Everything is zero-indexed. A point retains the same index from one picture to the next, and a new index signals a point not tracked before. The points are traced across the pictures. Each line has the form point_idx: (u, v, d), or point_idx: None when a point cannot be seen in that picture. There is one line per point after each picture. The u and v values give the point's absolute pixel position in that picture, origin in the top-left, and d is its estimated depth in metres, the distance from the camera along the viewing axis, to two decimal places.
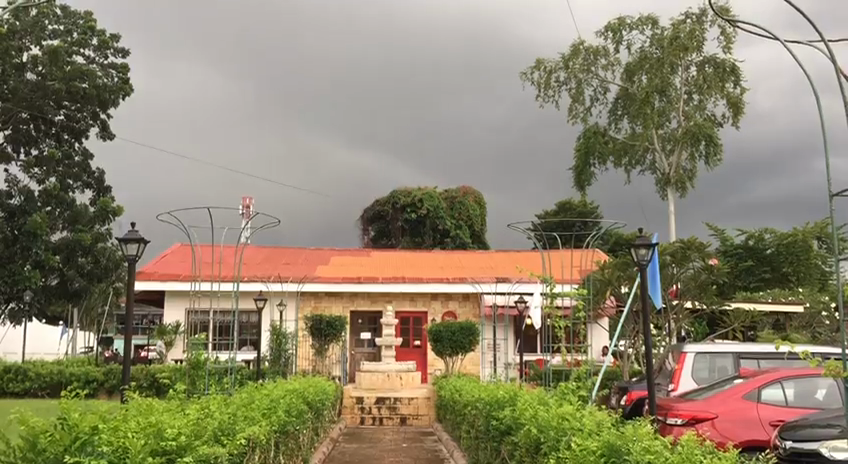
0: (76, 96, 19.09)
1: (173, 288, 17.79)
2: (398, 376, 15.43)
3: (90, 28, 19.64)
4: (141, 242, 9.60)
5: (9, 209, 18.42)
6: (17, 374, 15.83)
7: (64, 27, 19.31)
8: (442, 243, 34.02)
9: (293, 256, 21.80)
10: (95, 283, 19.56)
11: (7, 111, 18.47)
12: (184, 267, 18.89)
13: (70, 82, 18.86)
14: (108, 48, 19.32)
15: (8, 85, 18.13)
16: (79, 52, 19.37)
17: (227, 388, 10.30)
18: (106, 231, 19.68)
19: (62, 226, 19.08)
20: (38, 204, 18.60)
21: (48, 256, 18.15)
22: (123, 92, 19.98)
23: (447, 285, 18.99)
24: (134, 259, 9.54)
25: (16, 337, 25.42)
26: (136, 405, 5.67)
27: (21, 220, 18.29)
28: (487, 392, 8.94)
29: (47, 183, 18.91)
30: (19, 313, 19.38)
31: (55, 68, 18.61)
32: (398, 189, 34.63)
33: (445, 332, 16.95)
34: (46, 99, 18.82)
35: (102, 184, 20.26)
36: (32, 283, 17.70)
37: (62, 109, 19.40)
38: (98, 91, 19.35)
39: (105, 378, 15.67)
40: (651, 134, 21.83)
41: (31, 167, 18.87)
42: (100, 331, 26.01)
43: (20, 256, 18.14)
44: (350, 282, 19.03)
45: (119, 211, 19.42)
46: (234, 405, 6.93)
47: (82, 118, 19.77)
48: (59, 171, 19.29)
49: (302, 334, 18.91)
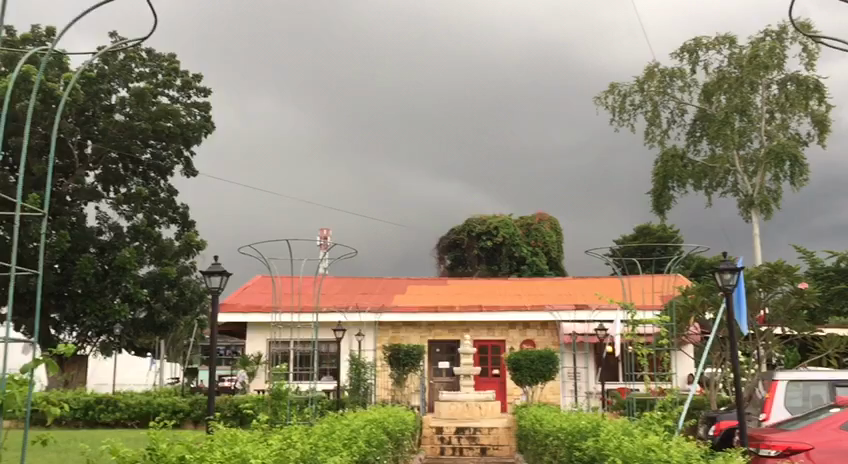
0: (161, 135, 19.65)
1: (256, 320, 18.12)
2: (478, 406, 15.26)
3: (174, 69, 20.38)
4: (223, 275, 9.84)
5: (100, 245, 19.10)
6: (107, 405, 16.22)
7: (150, 69, 19.99)
8: (518, 270, 33.79)
9: (371, 286, 21.96)
10: (181, 316, 20.11)
11: (98, 152, 19.23)
12: (265, 299, 19.22)
13: (155, 122, 19.47)
14: (191, 87, 20.03)
15: (98, 126, 18.96)
16: (164, 92, 20.10)
17: (308, 419, 10.39)
18: (190, 264, 20.25)
19: (150, 261, 19.68)
20: (126, 240, 19.38)
21: (136, 289, 18.63)
22: (204, 129, 20.67)
23: (525, 313, 18.76)
24: (216, 292, 9.79)
25: (106, 368, 26.27)
26: (221, 436, 5.81)
27: (111, 255, 18.99)
28: (568, 422, 8.76)
29: (135, 219, 19.65)
30: (109, 345, 19.70)
31: (142, 109, 19.42)
32: (474, 218, 34.65)
33: (524, 361, 16.72)
34: (133, 138, 19.41)
35: (187, 218, 20.86)
36: (121, 317, 18.41)
37: (148, 148, 20.09)
38: (183, 129, 20.06)
39: (190, 408, 16.05)
40: (732, 156, 21.27)
41: (120, 204, 19.61)
42: (186, 362, 26.69)
43: (111, 290, 18.67)
44: (427, 311, 18.99)
45: (202, 244, 19.97)
46: (316, 436, 7.00)
47: (168, 156, 20.47)
48: (147, 208, 19.89)
49: (382, 364, 18.98)
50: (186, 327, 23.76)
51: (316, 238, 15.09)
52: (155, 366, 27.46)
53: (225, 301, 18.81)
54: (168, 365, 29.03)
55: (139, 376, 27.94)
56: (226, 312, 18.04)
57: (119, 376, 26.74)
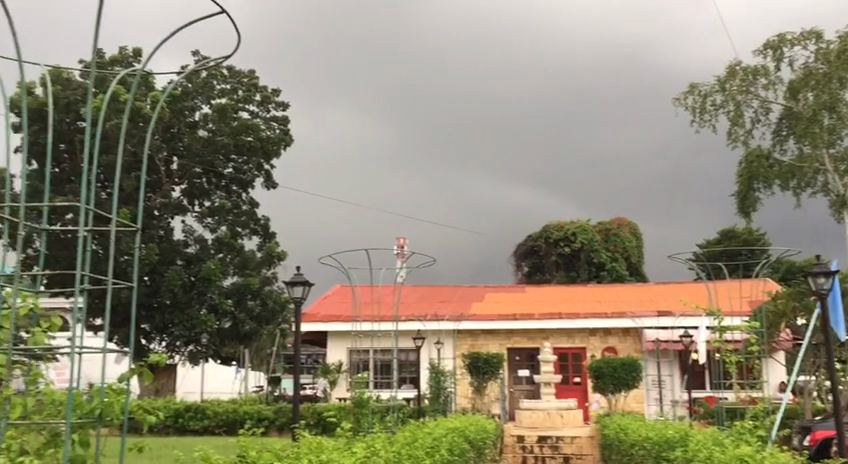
0: (243, 149, 20.27)
1: (337, 329, 18.39)
2: (559, 415, 15.08)
3: (254, 85, 20.89)
4: (306, 285, 10.03)
5: (186, 257, 19.68)
6: (195, 413, 16.70)
7: (231, 85, 20.55)
8: (598, 277, 33.28)
9: (449, 294, 21.99)
10: (264, 326, 20.53)
11: (183, 168, 19.87)
12: (345, 308, 19.45)
13: (237, 137, 20.11)
14: (271, 102, 20.52)
15: (183, 141, 19.62)
16: (245, 108, 20.63)
17: (390, 426, 10.47)
18: (272, 275, 20.68)
19: (233, 272, 20.16)
20: (212, 252, 19.89)
21: (222, 300, 19.34)
22: (284, 142, 21.12)
23: (606, 320, 18.44)
24: (300, 301, 9.97)
25: (194, 377, 27.05)
26: (307, 443, 5.93)
27: (197, 267, 19.51)
28: (654, 431, 8.56)
29: (219, 231, 20.16)
30: (197, 355, 20.05)
31: (224, 124, 19.95)
32: (551, 224, 34.32)
33: (606, 368, 16.43)
34: (217, 153, 20.03)
35: (268, 230, 21.23)
36: (207, 327, 19.02)
37: (231, 162, 20.62)
38: (263, 143, 20.58)
39: (275, 416, 16.38)
40: (822, 155, 20.48)
41: (205, 218, 20.19)
42: (270, 370, 27.26)
43: (197, 301, 19.34)
44: (506, 319, 18.90)
45: (283, 255, 20.37)
46: (400, 444, 7.05)
47: (249, 169, 20.88)
48: (230, 220, 20.52)
49: (461, 372, 18.97)
50: (269, 337, 24.27)
51: (393, 247, 15.21)
52: (240, 375, 28.11)
53: (307, 310, 19.13)
54: (252, 373, 29.71)
55: (225, 384, 28.67)
56: (308, 321, 18.36)
57: (206, 385, 27.44)
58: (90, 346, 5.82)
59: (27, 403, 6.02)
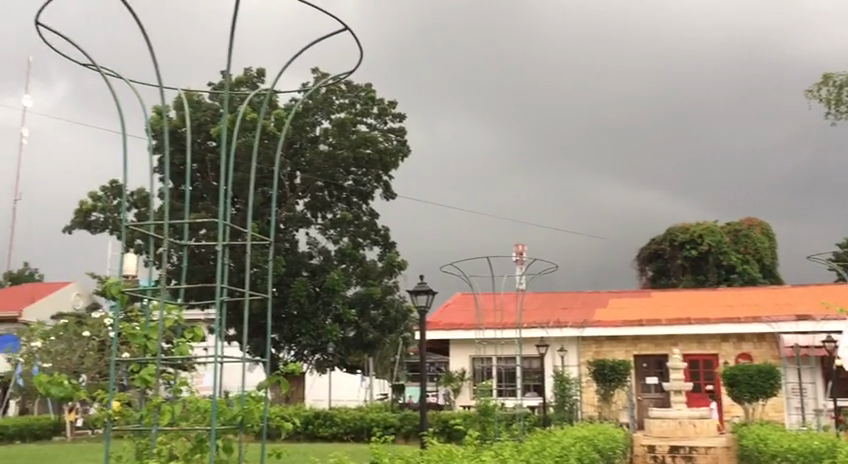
0: (362, 162, 20.71)
1: (460, 337, 18.42)
2: (691, 423, 14.56)
3: (371, 98, 21.29)
4: (429, 293, 10.09)
5: (311, 268, 20.34)
6: (325, 420, 17.16)
7: (349, 100, 21.04)
8: (727, 280, 32.01)
9: (571, 300, 21.64)
10: (387, 335, 20.84)
11: (306, 181, 20.52)
12: (467, 316, 19.47)
13: (356, 150, 20.53)
14: (387, 114, 20.88)
15: (305, 157, 20.29)
16: (363, 121, 21.06)
17: (517, 434, 10.39)
18: (393, 284, 20.99)
19: (356, 282, 20.59)
20: (334, 263, 20.44)
21: (345, 310, 19.71)
22: (401, 153, 21.40)
23: (739, 326, 17.67)
24: (424, 309, 10.07)
25: (321, 384, 27.85)
26: (438, 450, 5.99)
27: (322, 277, 20.09)
28: (797, 442, 8.12)
29: (341, 242, 20.72)
30: (324, 363, 20.74)
31: (343, 138, 20.45)
32: (675, 226, 33.24)
33: (741, 376, 15.74)
34: (337, 167, 20.57)
35: (388, 240, 21.55)
36: (333, 336, 19.53)
37: (351, 175, 21.11)
38: (381, 155, 20.91)
39: (401, 423, 16.58)
40: None
41: (328, 229, 20.83)
42: (393, 378, 27.66)
43: (322, 311, 19.91)
44: (632, 325, 18.42)
45: (403, 264, 20.66)
46: (529, 453, 7.00)
47: (368, 181, 21.32)
48: (351, 231, 21.02)
49: (587, 380, 18.63)
50: (392, 345, 24.61)
51: (513, 254, 15.13)
52: (365, 383, 28.67)
53: (430, 318, 19.27)
54: (376, 382, 30.22)
55: (352, 391, 29.36)
56: (432, 329, 18.48)
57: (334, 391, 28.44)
58: (230, 353, 6.11)
59: (175, 411, 6.34)
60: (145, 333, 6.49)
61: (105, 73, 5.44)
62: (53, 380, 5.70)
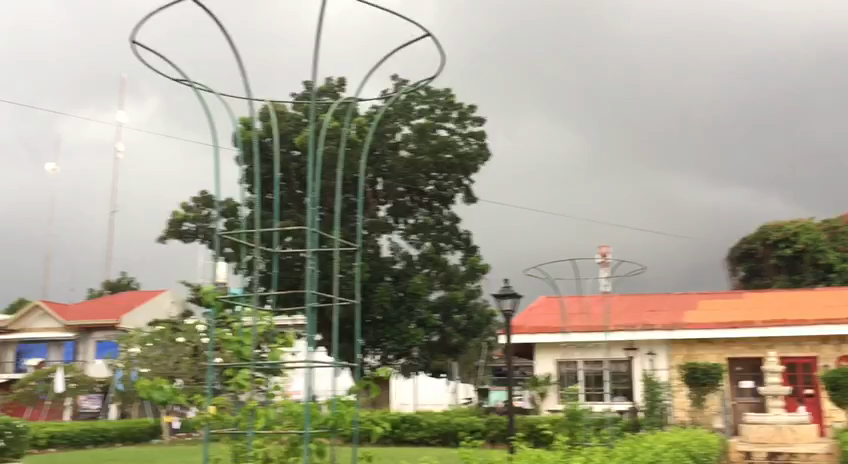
0: (443, 167, 20.80)
1: (545, 340, 18.20)
2: (790, 429, 13.93)
3: (450, 102, 21.32)
4: (515, 297, 10.04)
5: (394, 273, 20.45)
6: (410, 423, 17.25)
7: (429, 105, 21.14)
8: (826, 279, 30.66)
9: (659, 302, 21.15)
10: (471, 339, 20.86)
11: (388, 188, 20.72)
12: (552, 319, 19.24)
13: (437, 155, 20.62)
14: (467, 118, 20.89)
15: (387, 163, 20.50)
16: (442, 126, 21.10)
17: (606, 439, 10.19)
18: (476, 288, 20.92)
19: (439, 286, 20.66)
20: (417, 267, 20.55)
21: (429, 315, 20.03)
22: (482, 157, 21.34)
23: (839, 327, 16.93)
24: (509, 313, 10.02)
25: (407, 388, 28.12)
26: (528, 456, 5.91)
27: (405, 282, 20.18)
28: None
29: (424, 247, 20.86)
30: (409, 368, 20.82)
31: (424, 143, 20.56)
32: (768, 224, 32.10)
33: (843, 379, 15.02)
34: (418, 172, 20.71)
35: (471, 244, 21.61)
36: (416, 340, 19.67)
37: (432, 180, 21.18)
38: (462, 159, 20.93)
39: (487, 427, 16.51)
40: None
41: (410, 234, 20.97)
42: (478, 382, 27.62)
43: (406, 315, 20.07)
44: (724, 327, 17.86)
45: (486, 268, 20.62)
46: (621, 459, 6.85)
47: (449, 186, 21.36)
48: (433, 236, 21.14)
49: (678, 384, 18.17)
50: (476, 349, 24.59)
51: (597, 256, 14.90)
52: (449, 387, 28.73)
53: (515, 322, 19.09)
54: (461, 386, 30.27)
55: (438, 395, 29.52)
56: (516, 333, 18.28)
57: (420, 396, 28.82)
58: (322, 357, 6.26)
59: (270, 413, 6.53)
60: (239, 339, 6.68)
61: (198, 88, 5.74)
62: (154, 385, 5.93)
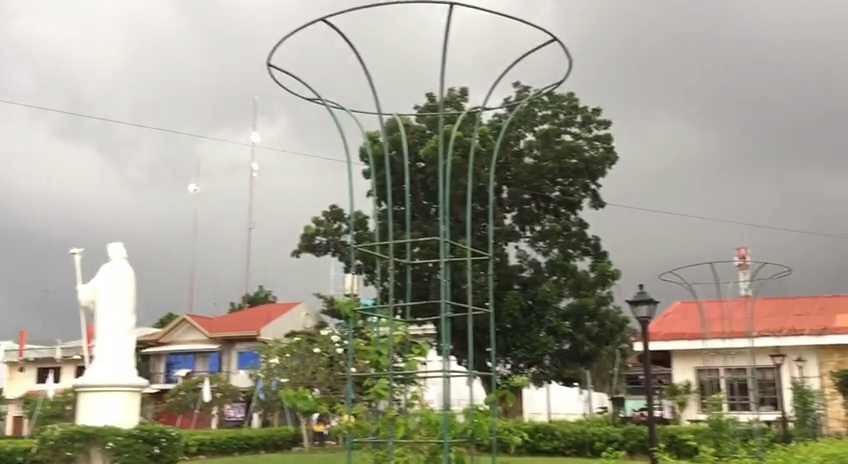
0: (568, 173, 20.53)
1: (685, 348, 17.91)
2: None
3: (574, 106, 21.02)
4: (651, 303, 9.75)
5: (522, 281, 20.35)
6: (546, 434, 17.03)
7: (551, 110, 20.93)
8: None
9: (806, 304, 20.00)
10: (603, 347, 20.39)
11: (513, 195, 20.67)
12: (690, 326, 18.69)
13: (562, 160, 20.38)
14: (592, 122, 20.51)
15: (511, 171, 20.45)
16: (567, 130, 20.83)
17: (756, 451, 9.68)
18: (607, 295, 20.47)
19: (568, 293, 20.36)
20: (546, 275, 20.33)
21: (559, 322, 19.72)
22: (609, 160, 20.88)
23: None
24: (645, 320, 9.73)
25: (539, 398, 27.91)
26: None
27: (534, 290, 20.04)
28: None
29: (551, 254, 20.62)
30: (540, 377, 20.61)
31: (548, 149, 20.38)
32: None
33: None
34: (543, 178, 20.54)
35: (600, 249, 21.15)
36: (547, 349, 19.45)
37: (557, 186, 20.93)
38: (587, 163, 20.58)
39: (624, 437, 16.00)
40: None
41: (537, 242, 20.79)
42: (612, 392, 26.97)
43: (537, 324, 19.91)
44: None
45: (617, 273, 20.15)
46: None
47: (576, 191, 21.00)
48: (561, 243, 20.86)
49: (831, 392, 17.08)
50: (609, 357, 24.03)
51: (735, 259, 14.32)
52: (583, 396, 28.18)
53: (652, 329, 18.88)
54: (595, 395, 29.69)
55: (571, 405, 29.12)
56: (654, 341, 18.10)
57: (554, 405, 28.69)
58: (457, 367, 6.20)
59: (410, 423, 6.60)
60: (377, 349, 6.78)
61: (329, 105, 5.88)
62: (299, 394, 6.11)
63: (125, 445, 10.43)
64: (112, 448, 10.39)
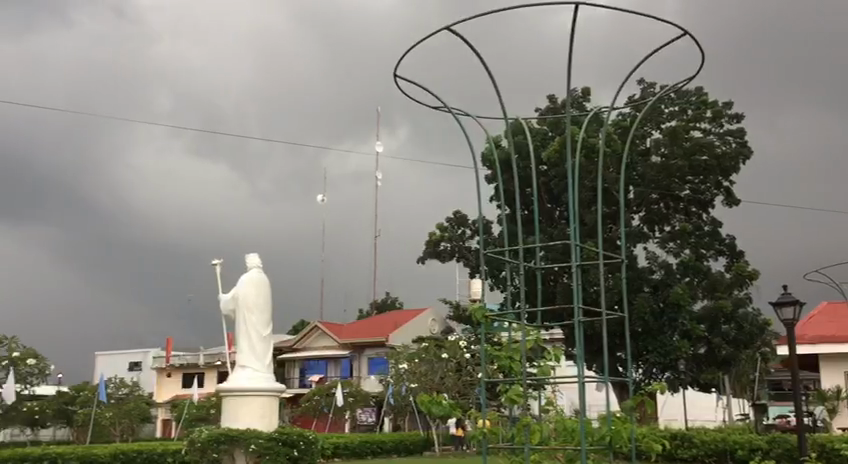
0: (699, 170, 19.78)
1: (833, 353, 17.33)
2: None
3: (703, 101, 20.22)
4: (796, 305, 9.23)
5: (653, 283, 19.82)
6: (684, 441, 16.67)
7: (679, 107, 20.25)
8: None
9: None
10: (743, 350, 19.48)
11: (641, 196, 20.18)
12: (840, 328, 17.89)
13: (692, 157, 19.67)
14: (723, 116, 19.69)
15: (637, 171, 19.96)
16: (696, 127, 20.09)
17: None
18: (746, 296, 19.58)
19: (702, 295, 19.63)
20: (677, 276, 19.65)
21: (693, 325, 18.95)
22: (742, 155, 19.97)
23: None
24: (791, 323, 9.22)
25: (676, 404, 27.08)
26: None
27: (665, 293, 19.46)
28: None
29: (682, 255, 19.92)
30: (674, 382, 20.00)
31: (676, 147, 19.72)
32: None
33: None
34: (672, 177, 19.91)
35: (735, 249, 20.28)
36: (682, 353, 18.78)
37: (687, 184, 20.22)
38: (719, 159, 19.76)
39: (768, 446, 15.08)
40: None
41: (667, 243, 20.16)
42: (753, 398, 25.76)
43: (669, 327, 19.33)
44: None
45: (755, 273, 19.24)
46: None
47: (707, 189, 20.21)
48: (692, 243, 20.14)
49: None
50: (750, 362, 22.96)
51: None
52: (721, 402, 27.05)
53: (797, 332, 18.33)
54: (736, 401, 28.46)
55: (710, 411, 28.06)
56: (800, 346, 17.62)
57: (690, 411, 27.83)
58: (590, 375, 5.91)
59: (545, 429, 6.48)
60: (509, 354, 6.69)
61: (455, 113, 5.92)
62: (432, 400, 6.12)
63: (267, 448, 10.85)
64: (255, 450, 10.83)
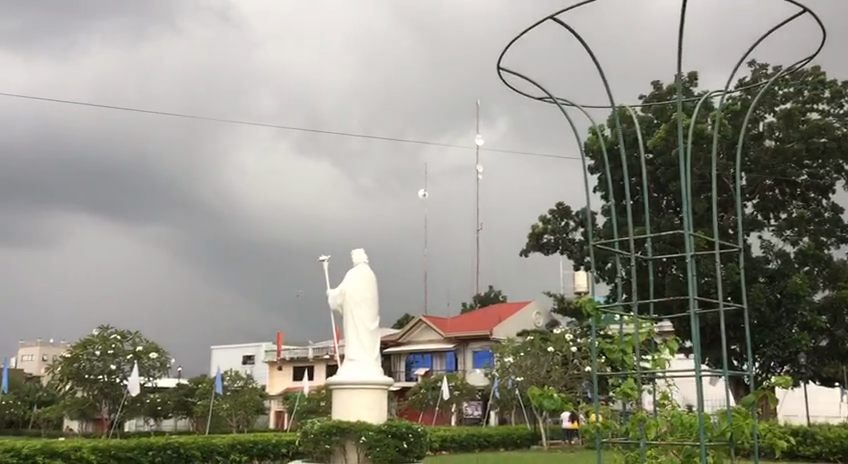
0: (817, 153, 18.82)
1: None
2: None
3: (820, 81, 19.22)
4: None
5: (769, 273, 19.00)
6: (806, 437, 15.87)
7: (794, 88, 19.31)
8: None
9: None
10: None
11: (754, 182, 19.36)
12: None
13: (809, 140, 18.74)
14: (842, 96, 18.66)
15: (750, 156, 19.17)
16: (813, 108, 19.13)
17: None
18: None
19: (823, 285, 18.79)
20: (795, 265, 18.76)
21: (814, 317, 18.11)
22: None
23: None
24: None
25: (796, 399, 26.02)
26: None
27: (782, 283, 18.61)
28: None
29: (801, 243, 18.98)
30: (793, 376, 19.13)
31: (792, 130, 18.84)
32: None
33: None
34: (787, 162, 19.04)
35: None
36: (802, 346, 17.99)
37: (805, 169, 19.26)
38: (840, 141, 18.69)
39: None
40: None
41: (784, 231, 19.29)
42: None
43: (787, 319, 18.48)
44: None
45: None
46: None
47: (826, 173, 19.18)
48: (811, 230, 19.23)
49: None
50: None
51: None
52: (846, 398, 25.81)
53: None
54: None
55: (834, 407, 26.82)
56: None
57: (811, 407, 26.65)
58: (706, 368, 5.68)
59: (661, 424, 6.28)
60: (621, 347, 6.52)
61: (560, 104, 5.84)
62: (543, 393, 6.03)
63: (377, 440, 11.06)
64: (365, 441, 11.07)
